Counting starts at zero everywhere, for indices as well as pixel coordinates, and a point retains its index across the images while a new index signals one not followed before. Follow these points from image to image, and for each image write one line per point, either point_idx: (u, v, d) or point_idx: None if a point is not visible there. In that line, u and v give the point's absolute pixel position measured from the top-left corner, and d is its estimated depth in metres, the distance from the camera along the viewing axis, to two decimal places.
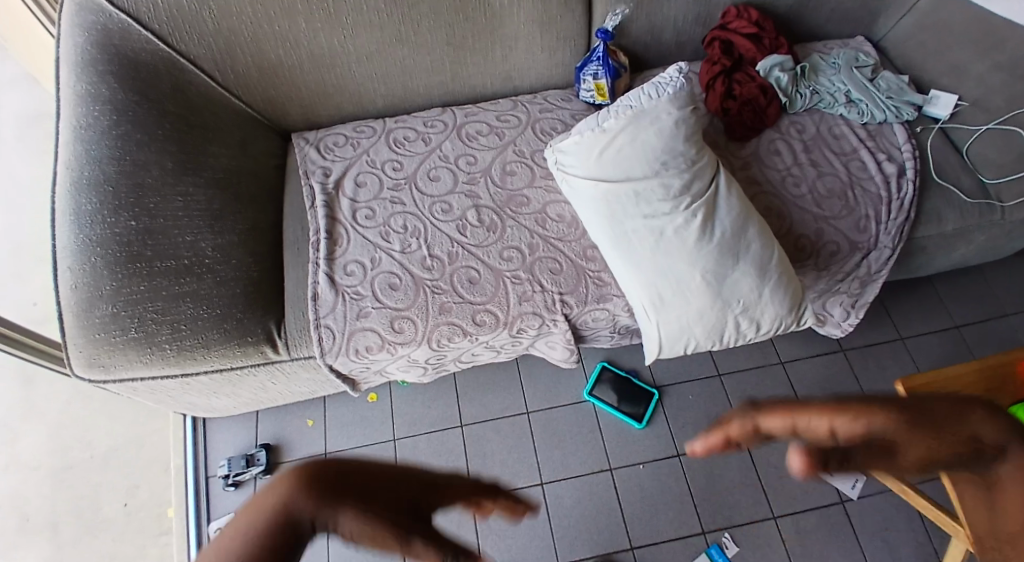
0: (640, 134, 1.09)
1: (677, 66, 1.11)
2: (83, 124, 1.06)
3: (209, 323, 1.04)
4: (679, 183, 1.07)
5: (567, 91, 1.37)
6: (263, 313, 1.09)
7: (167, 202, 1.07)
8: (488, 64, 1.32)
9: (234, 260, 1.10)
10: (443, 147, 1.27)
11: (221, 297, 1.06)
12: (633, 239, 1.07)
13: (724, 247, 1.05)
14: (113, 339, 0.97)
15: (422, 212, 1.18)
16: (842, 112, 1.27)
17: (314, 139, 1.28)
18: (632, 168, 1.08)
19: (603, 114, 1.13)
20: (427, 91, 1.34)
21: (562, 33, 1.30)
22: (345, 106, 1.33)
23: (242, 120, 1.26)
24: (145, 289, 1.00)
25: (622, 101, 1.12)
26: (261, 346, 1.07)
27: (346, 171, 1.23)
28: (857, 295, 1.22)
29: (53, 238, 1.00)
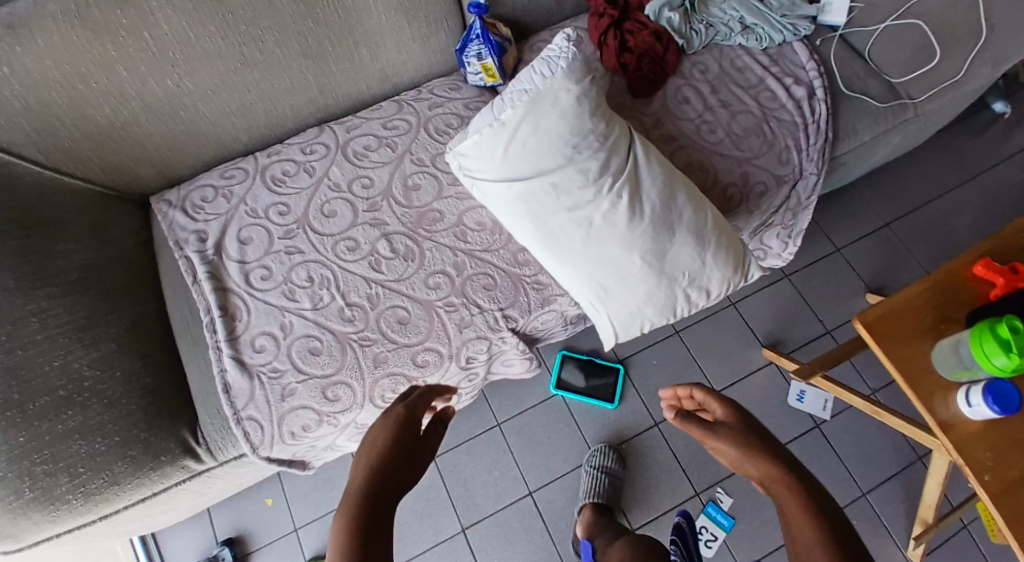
0: (543, 120, 0.98)
1: (563, 34, 1.00)
2: None
3: (110, 455, 0.90)
4: (596, 165, 0.98)
5: (454, 76, 1.23)
6: (172, 421, 0.96)
7: (22, 326, 0.88)
8: (358, 67, 1.17)
9: (119, 373, 0.95)
10: (331, 173, 1.12)
11: (117, 420, 0.92)
12: (562, 236, 0.98)
13: (659, 221, 0.97)
14: (5, 508, 0.82)
15: (325, 256, 1.04)
16: (741, 41, 1.22)
17: (178, 200, 1.10)
18: (543, 159, 0.98)
19: (498, 103, 1.01)
20: (297, 112, 1.18)
21: (431, 17, 1.16)
22: (206, 151, 1.15)
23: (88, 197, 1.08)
24: (25, 440, 0.84)
25: (515, 84, 1.01)
26: (180, 461, 0.94)
27: (224, 231, 1.07)
28: (790, 226, 1.22)
29: None
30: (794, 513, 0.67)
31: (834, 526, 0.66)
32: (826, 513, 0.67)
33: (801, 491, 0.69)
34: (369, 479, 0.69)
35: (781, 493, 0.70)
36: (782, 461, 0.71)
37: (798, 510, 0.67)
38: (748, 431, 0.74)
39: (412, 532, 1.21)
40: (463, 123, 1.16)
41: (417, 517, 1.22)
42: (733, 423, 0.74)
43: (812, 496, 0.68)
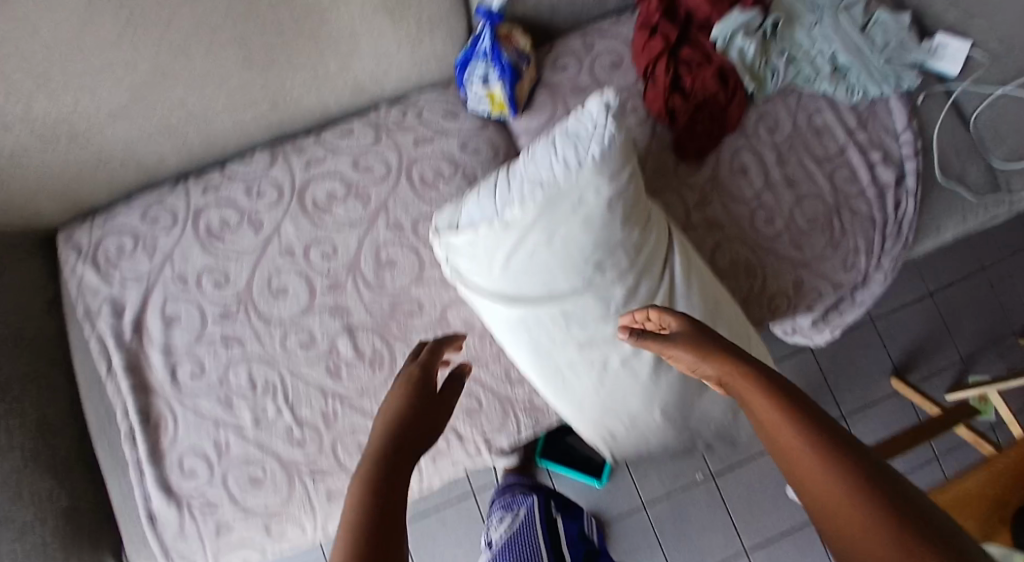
0: (559, 229, 0.75)
1: (604, 101, 0.75)
2: None
3: None
4: (621, 292, 0.77)
5: (449, 94, 0.94)
6: (91, 544, 0.81)
7: None
8: (324, 77, 0.87)
9: (30, 493, 0.75)
10: (284, 231, 0.88)
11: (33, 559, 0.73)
12: (566, 376, 0.79)
13: (691, 371, 0.78)
14: None
15: (272, 353, 0.84)
16: (827, 89, 0.95)
17: (90, 250, 0.87)
18: (555, 279, 0.76)
19: (502, 191, 0.77)
20: (244, 134, 0.90)
21: (426, 19, 0.85)
22: (126, 179, 0.88)
23: None
24: None
25: (529, 168, 0.76)
26: None
27: (144, 301, 0.85)
28: (831, 313, 1.00)
29: None
30: (775, 438, 0.47)
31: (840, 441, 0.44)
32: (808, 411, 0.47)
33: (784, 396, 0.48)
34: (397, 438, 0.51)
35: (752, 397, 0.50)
36: (757, 370, 0.52)
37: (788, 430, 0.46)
38: (707, 336, 0.57)
39: None
40: (458, 175, 0.90)
41: None
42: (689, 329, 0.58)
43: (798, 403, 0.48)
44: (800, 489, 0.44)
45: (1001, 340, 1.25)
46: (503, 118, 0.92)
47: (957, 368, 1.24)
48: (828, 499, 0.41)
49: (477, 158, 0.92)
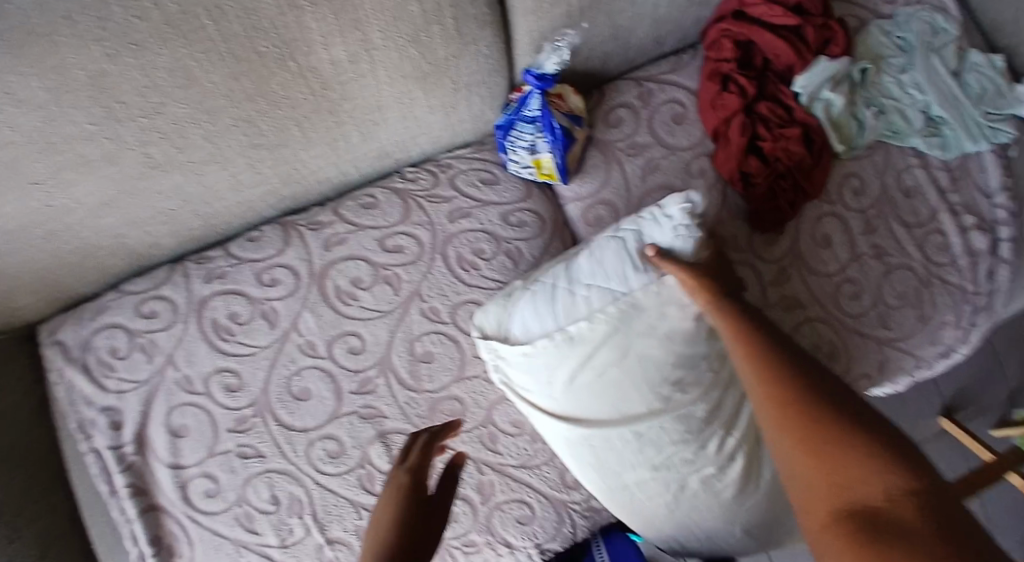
0: (634, 346, 0.66)
1: (686, 201, 0.65)
2: None
3: None
4: (703, 410, 0.68)
5: (486, 155, 0.82)
6: None
7: None
8: (344, 148, 0.76)
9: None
10: (304, 324, 0.77)
11: None
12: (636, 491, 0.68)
13: (773, 487, 0.72)
14: None
15: (298, 467, 0.74)
16: (918, 145, 0.83)
17: (78, 351, 0.75)
18: (629, 400, 0.66)
19: (567, 302, 0.68)
20: (251, 209, 0.78)
21: (463, 79, 0.73)
22: (115, 264, 0.76)
23: None
24: None
25: (597, 278, 0.67)
26: None
27: (147, 412, 0.74)
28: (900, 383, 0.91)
29: None
30: (767, 388, 0.51)
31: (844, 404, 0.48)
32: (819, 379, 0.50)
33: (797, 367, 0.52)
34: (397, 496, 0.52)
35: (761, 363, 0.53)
36: (772, 336, 0.55)
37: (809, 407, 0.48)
38: (716, 279, 0.64)
39: None
40: (501, 254, 0.79)
41: None
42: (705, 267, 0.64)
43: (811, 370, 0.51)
44: (783, 429, 0.48)
45: None
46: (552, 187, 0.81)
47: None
48: (808, 425, 0.46)
49: (521, 233, 0.80)
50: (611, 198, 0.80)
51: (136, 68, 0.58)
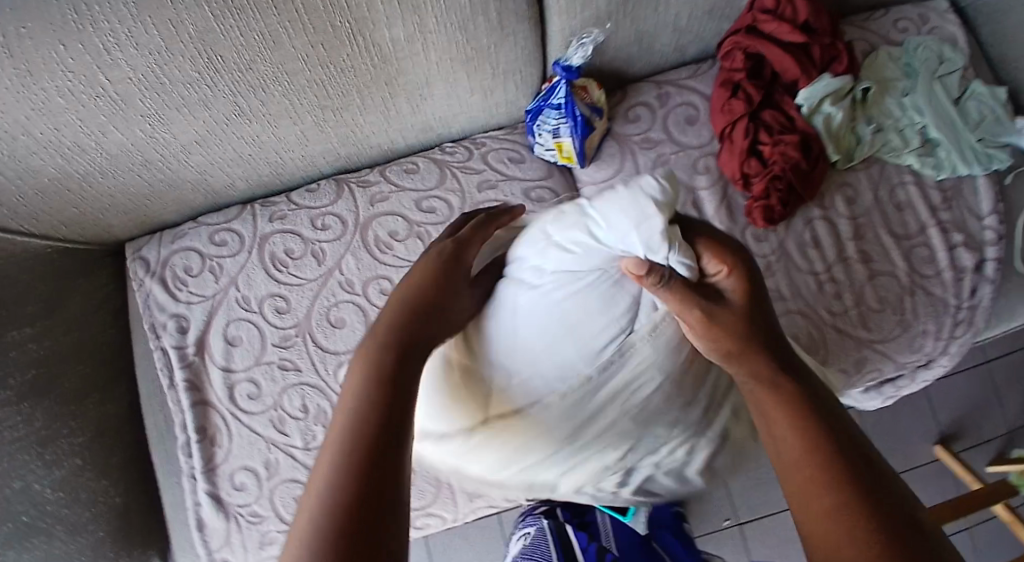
0: (528, 443, 0.58)
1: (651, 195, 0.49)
2: None
3: None
4: (616, 477, 0.60)
5: (517, 137, 0.94)
6: (140, 545, 0.86)
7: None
8: (397, 116, 0.89)
9: (84, 493, 0.82)
10: (345, 264, 0.89)
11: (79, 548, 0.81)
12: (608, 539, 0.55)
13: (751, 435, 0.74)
14: None
15: (326, 382, 0.86)
16: (914, 163, 0.91)
17: (156, 266, 0.89)
18: (533, 475, 0.60)
19: (532, 345, 0.58)
20: (312, 163, 0.91)
21: (501, 67, 0.85)
22: (193, 198, 0.90)
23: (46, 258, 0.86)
24: None
25: (550, 310, 0.57)
26: None
27: (208, 322, 0.87)
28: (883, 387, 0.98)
29: None
30: (806, 473, 0.48)
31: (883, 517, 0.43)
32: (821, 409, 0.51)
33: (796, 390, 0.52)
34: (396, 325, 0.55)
35: (762, 379, 0.53)
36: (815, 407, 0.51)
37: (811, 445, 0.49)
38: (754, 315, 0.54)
39: None
40: None
41: None
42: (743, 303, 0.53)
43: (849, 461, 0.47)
44: (813, 523, 0.45)
45: None
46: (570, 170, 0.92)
47: (1003, 440, 1.22)
48: (846, 548, 0.42)
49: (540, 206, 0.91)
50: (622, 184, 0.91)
51: (234, 28, 0.72)
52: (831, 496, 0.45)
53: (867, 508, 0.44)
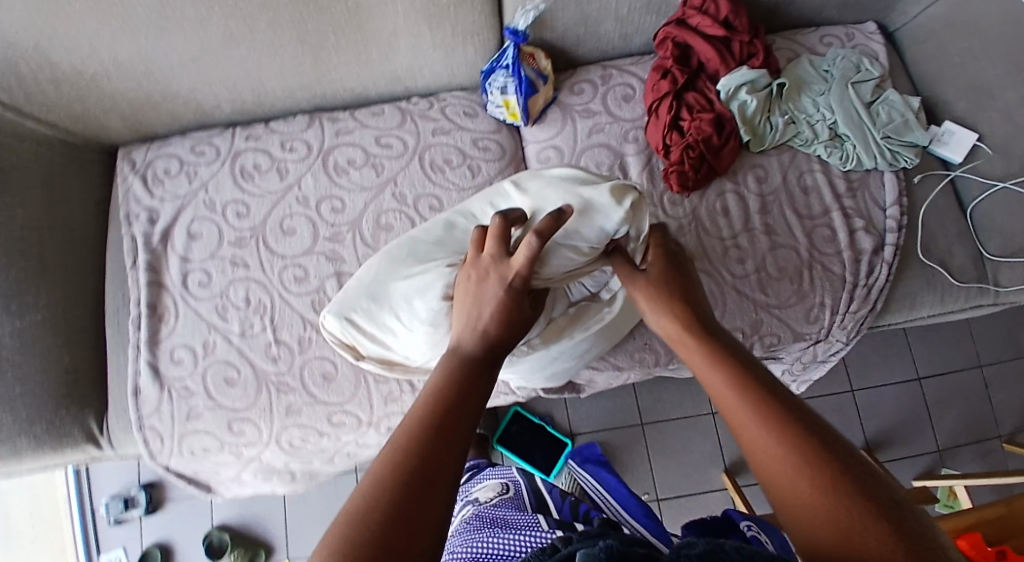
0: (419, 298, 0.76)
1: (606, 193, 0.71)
2: None
3: (16, 429, 0.86)
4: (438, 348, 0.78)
5: (475, 97, 1.06)
6: (81, 406, 0.92)
7: None
8: (368, 63, 1.01)
9: (39, 350, 0.90)
10: (304, 183, 1.00)
11: (25, 398, 0.87)
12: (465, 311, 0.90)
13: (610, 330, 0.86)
14: None
15: (269, 280, 0.94)
16: (822, 153, 1.00)
17: (141, 166, 1.01)
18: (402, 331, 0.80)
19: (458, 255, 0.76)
20: (291, 96, 1.04)
21: (460, 26, 0.97)
22: (185, 114, 1.03)
23: (48, 147, 0.99)
24: None
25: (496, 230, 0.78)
26: (82, 446, 0.92)
27: (177, 217, 0.98)
28: (792, 363, 1.04)
29: None
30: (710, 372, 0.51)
31: (766, 379, 0.49)
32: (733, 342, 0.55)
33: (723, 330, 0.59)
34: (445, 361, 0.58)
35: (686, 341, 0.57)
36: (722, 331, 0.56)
37: (701, 358, 0.53)
38: (670, 281, 0.64)
39: (315, 533, 1.19)
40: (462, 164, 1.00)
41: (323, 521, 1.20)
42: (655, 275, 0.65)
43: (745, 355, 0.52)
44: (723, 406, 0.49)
45: (984, 441, 1.28)
46: (514, 126, 1.03)
47: (932, 455, 1.28)
48: (767, 409, 0.45)
49: (484, 154, 1.02)
50: (559, 143, 1.01)
51: None
52: (730, 384, 0.49)
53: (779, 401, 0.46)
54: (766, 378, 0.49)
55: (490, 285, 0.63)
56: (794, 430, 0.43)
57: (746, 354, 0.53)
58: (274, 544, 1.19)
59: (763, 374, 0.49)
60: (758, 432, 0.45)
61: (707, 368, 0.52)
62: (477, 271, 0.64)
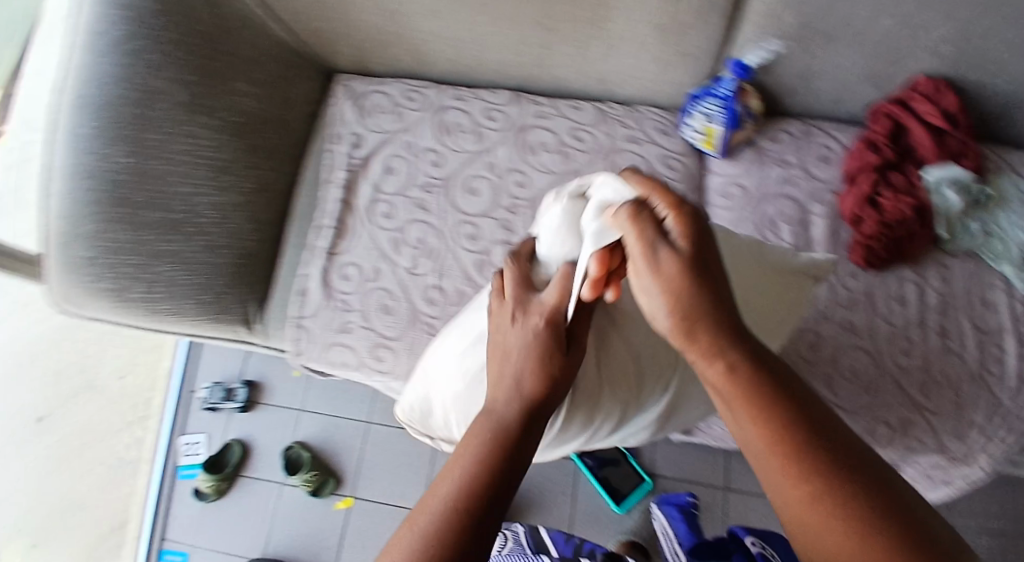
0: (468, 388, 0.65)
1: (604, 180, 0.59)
2: (93, 23, 0.86)
3: (188, 291, 0.92)
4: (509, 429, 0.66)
5: (671, 117, 1.06)
6: (246, 290, 0.98)
7: (172, 141, 0.90)
8: (583, 57, 1.01)
9: (231, 226, 0.96)
10: (496, 151, 1.03)
11: (205, 266, 0.93)
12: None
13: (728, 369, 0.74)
14: (86, 285, 0.86)
15: (443, 229, 0.98)
16: (1015, 273, 0.97)
17: (357, 95, 1.08)
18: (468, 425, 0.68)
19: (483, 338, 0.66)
20: (503, 70, 1.07)
21: (686, 49, 0.97)
22: (404, 60, 1.09)
23: (282, 53, 1.04)
24: (128, 240, 0.86)
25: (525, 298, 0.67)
26: (236, 324, 0.97)
27: (377, 150, 1.04)
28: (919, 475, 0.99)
29: (42, 152, 0.86)
30: (769, 448, 0.45)
31: (844, 470, 0.43)
32: (788, 396, 0.47)
33: (758, 356, 0.49)
34: (494, 441, 0.50)
35: (729, 381, 0.48)
36: (763, 369, 0.48)
37: (760, 429, 0.46)
38: (700, 264, 0.48)
39: (382, 480, 1.22)
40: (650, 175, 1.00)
41: (392, 472, 1.22)
42: (689, 252, 0.47)
43: (804, 421, 0.46)
44: (783, 490, 0.44)
45: None
46: (706, 155, 1.01)
47: None
48: (842, 519, 0.41)
49: (671, 172, 1.01)
50: (746, 184, 1.00)
51: None
52: (798, 480, 0.44)
53: (853, 501, 0.42)
54: (834, 464, 0.44)
55: (511, 340, 0.56)
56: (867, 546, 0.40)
57: (809, 421, 0.46)
58: (343, 477, 1.22)
59: (829, 459, 0.44)
60: (833, 542, 0.41)
61: (766, 450, 0.46)
62: (498, 323, 0.59)
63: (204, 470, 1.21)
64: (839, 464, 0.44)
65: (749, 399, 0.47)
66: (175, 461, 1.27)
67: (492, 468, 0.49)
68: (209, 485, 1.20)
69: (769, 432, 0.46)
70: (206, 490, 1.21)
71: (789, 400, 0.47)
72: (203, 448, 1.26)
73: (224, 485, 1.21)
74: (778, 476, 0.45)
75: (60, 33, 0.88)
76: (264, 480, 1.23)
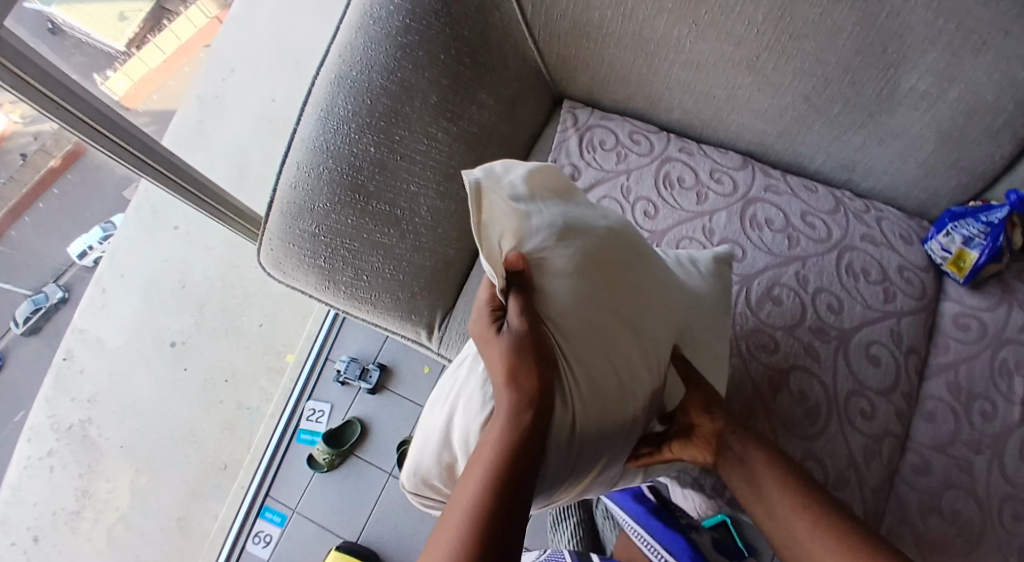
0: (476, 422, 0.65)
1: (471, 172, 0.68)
2: (372, 15, 0.89)
3: (388, 285, 0.93)
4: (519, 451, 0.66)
5: (913, 224, 0.97)
6: (436, 296, 0.97)
7: (413, 139, 0.91)
8: (839, 144, 0.95)
9: (440, 231, 0.96)
10: (715, 218, 0.96)
11: (410, 265, 0.93)
12: (820, 423, 0.86)
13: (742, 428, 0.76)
14: (302, 257, 0.89)
15: None
16: None
17: (582, 126, 1.04)
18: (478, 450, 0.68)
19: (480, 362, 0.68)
20: (740, 133, 1.01)
21: (958, 162, 0.90)
22: (637, 101, 1.04)
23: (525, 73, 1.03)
24: (351, 225, 0.88)
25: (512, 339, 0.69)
26: (419, 328, 0.96)
27: (591, 186, 1.00)
28: None
29: (296, 126, 0.90)
30: (772, 485, 0.73)
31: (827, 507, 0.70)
32: (779, 456, 0.74)
33: (782, 454, 0.74)
34: (503, 451, 0.57)
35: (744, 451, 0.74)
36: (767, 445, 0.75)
37: (766, 475, 0.73)
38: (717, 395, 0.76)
39: None
40: (880, 284, 0.92)
41: None
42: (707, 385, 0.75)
43: (795, 476, 0.73)
44: (796, 530, 0.70)
45: None
46: (951, 279, 0.94)
47: None
48: (839, 537, 0.68)
49: (904, 286, 0.93)
50: (987, 319, 0.92)
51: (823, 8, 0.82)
52: (783, 504, 0.71)
53: (832, 522, 0.69)
54: (815, 493, 0.72)
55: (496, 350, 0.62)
56: (841, 533, 0.68)
57: (796, 471, 0.73)
58: None
59: (810, 493, 0.71)
60: (820, 545, 0.68)
61: (774, 496, 0.72)
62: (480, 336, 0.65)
63: (322, 440, 1.21)
64: (813, 487, 0.72)
65: (760, 471, 0.73)
66: (297, 420, 1.29)
67: (503, 479, 0.55)
68: (324, 457, 1.21)
69: (773, 479, 0.73)
70: (319, 459, 1.22)
71: (785, 463, 0.74)
72: (324, 417, 1.27)
73: (337, 460, 1.22)
74: (769, 502, 0.72)
75: (337, 20, 0.92)
76: (374, 466, 1.23)
